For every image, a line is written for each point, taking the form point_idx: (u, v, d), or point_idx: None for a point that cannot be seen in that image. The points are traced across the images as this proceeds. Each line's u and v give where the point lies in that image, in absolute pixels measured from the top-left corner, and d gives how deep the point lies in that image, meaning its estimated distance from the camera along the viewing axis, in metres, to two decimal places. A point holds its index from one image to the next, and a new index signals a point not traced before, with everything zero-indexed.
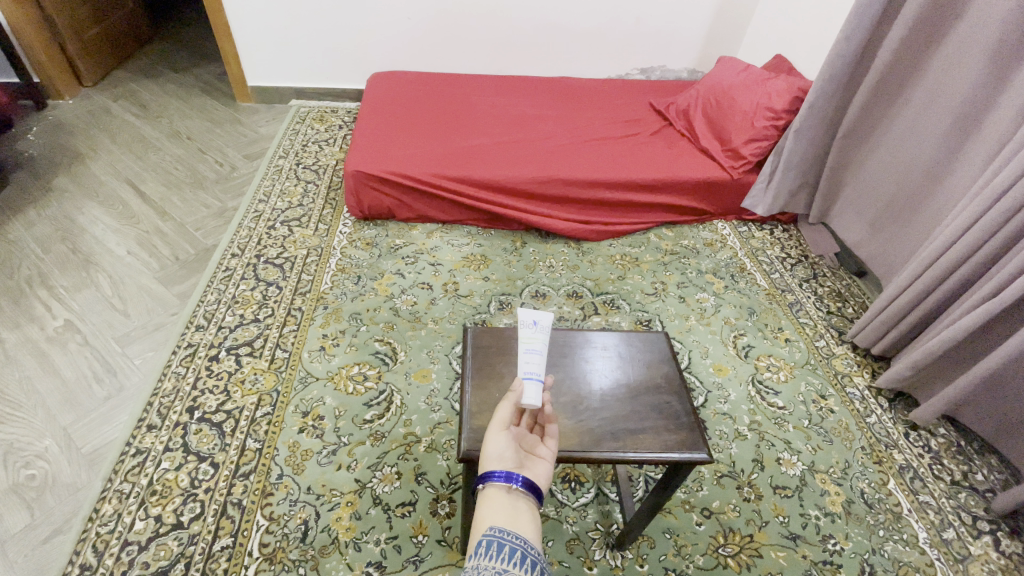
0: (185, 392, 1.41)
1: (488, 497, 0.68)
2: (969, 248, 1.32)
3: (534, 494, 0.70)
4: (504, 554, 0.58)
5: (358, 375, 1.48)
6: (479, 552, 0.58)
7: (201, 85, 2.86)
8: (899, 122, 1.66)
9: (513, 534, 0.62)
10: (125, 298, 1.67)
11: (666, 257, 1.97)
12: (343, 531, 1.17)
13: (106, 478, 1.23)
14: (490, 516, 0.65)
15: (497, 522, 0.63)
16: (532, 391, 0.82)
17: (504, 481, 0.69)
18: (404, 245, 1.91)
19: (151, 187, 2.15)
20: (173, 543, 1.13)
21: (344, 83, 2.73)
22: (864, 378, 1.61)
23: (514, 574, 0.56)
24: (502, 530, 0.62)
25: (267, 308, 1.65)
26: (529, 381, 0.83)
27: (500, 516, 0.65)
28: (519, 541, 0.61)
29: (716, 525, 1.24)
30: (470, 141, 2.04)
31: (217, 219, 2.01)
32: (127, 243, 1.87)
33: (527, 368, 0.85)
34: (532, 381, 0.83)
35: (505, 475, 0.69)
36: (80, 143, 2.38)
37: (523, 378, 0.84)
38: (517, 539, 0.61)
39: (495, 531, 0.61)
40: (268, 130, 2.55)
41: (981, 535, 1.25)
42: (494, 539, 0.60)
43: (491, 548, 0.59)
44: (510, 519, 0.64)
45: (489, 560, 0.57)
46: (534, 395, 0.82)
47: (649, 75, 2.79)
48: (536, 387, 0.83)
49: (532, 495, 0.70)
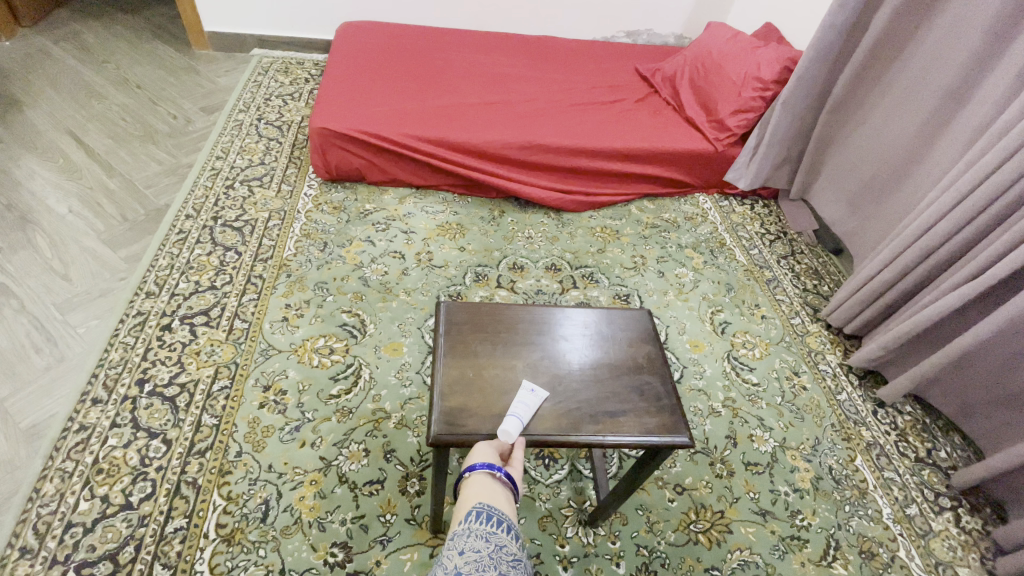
0: (134, 363, 1.31)
1: (473, 481, 0.77)
2: (948, 231, 1.30)
3: (511, 485, 0.80)
4: (491, 520, 0.71)
5: (324, 348, 1.40)
6: (470, 519, 0.70)
7: (153, 29, 2.62)
8: (887, 97, 1.62)
9: (496, 508, 0.74)
10: (67, 261, 1.53)
11: (647, 231, 1.92)
12: (307, 511, 1.12)
13: (47, 456, 1.13)
14: (476, 495, 0.75)
15: (483, 498, 0.74)
16: (509, 427, 0.81)
17: (487, 470, 0.78)
18: (375, 211, 1.81)
19: (95, 140, 1.96)
20: (122, 524, 1.06)
21: (312, 33, 2.53)
22: (836, 356, 1.62)
23: (502, 536, 0.69)
24: (488, 503, 0.74)
25: (225, 275, 1.54)
26: (512, 417, 0.83)
27: (485, 493, 0.75)
28: (502, 513, 0.73)
29: (689, 501, 1.24)
30: (447, 100, 1.92)
31: (169, 176, 1.85)
32: (69, 200, 1.71)
33: (511, 407, 0.85)
34: (513, 418, 0.82)
35: (487, 465, 0.78)
36: (14, 87, 2.16)
37: (508, 414, 0.83)
38: (500, 512, 0.73)
39: (484, 503, 0.73)
40: (227, 81, 2.35)
41: (943, 511, 1.28)
42: (483, 510, 0.72)
43: (480, 515, 0.71)
44: (492, 496, 0.75)
45: (478, 524, 0.70)
46: (511, 431, 0.81)
47: (635, 39, 2.67)
48: (516, 423, 0.82)
49: (511, 484, 0.80)
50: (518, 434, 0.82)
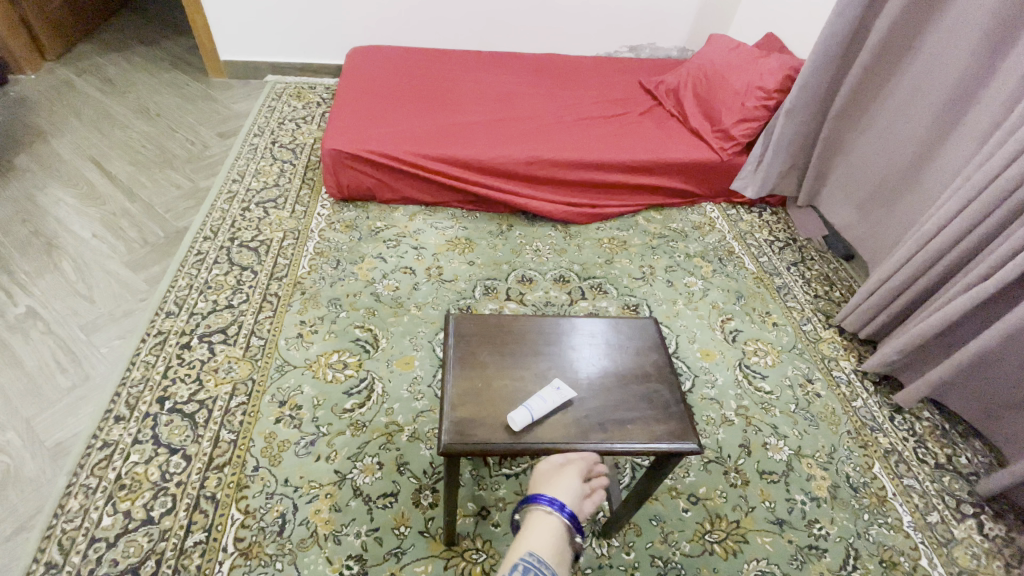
0: (155, 381, 1.35)
1: (533, 515, 0.81)
2: (960, 232, 1.30)
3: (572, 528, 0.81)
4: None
5: (338, 363, 1.43)
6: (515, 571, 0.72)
7: (172, 59, 2.73)
8: (890, 104, 1.63)
9: (546, 564, 0.74)
10: (91, 284, 1.59)
11: (654, 241, 1.93)
12: (322, 524, 1.14)
13: (71, 473, 1.17)
14: (533, 538, 0.78)
15: (536, 546, 0.77)
16: (517, 415, 0.85)
17: (549, 507, 0.81)
18: (385, 228, 1.85)
19: (118, 167, 2.04)
20: (144, 539, 1.09)
21: (323, 58, 2.61)
22: (850, 362, 1.60)
23: None
24: (538, 556, 0.75)
25: (242, 293, 1.58)
26: (524, 407, 0.86)
27: (540, 537, 0.78)
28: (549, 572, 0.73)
29: (703, 512, 1.23)
30: (455, 119, 1.97)
31: (188, 200, 1.92)
32: (92, 225, 1.78)
33: (531, 399, 0.88)
34: (525, 409, 0.86)
35: (550, 502, 0.81)
36: (42, 119, 2.25)
37: (524, 403, 0.87)
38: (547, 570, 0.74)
39: (534, 556, 0.75)
40: (242, 106, 2.44)
41: (965, 519, 1.26)
42: (529, 565, 0.73)
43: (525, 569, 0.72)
44: (547, 544, 0.77)
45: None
46: (518, 420, 0.85)
47: (638, 54, 2.72)
48: (525, 415, 0.85)
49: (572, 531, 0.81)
50: (523, 426, 0.85)
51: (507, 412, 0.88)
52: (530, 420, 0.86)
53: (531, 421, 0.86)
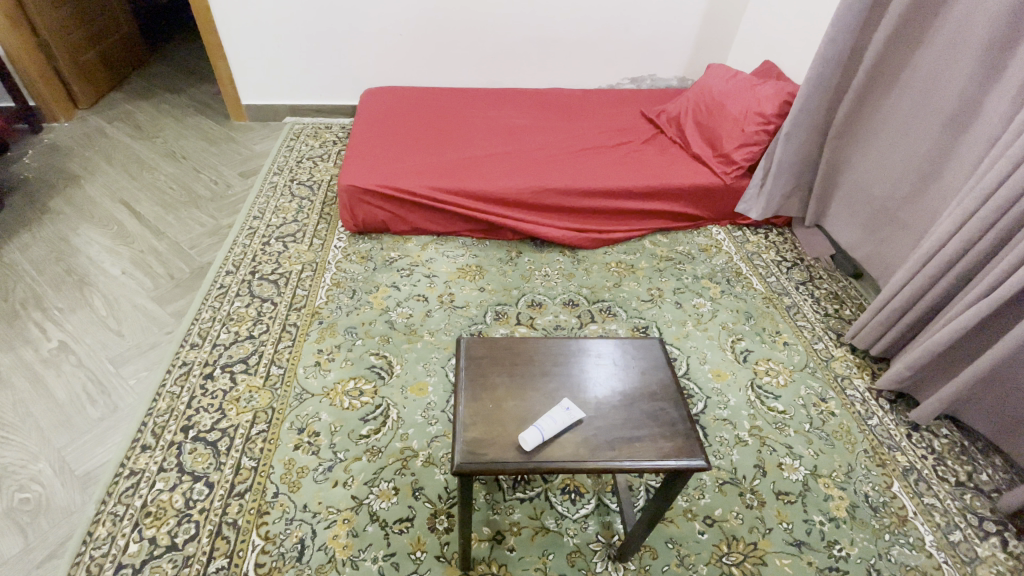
0: (180, 411, 1.40)
1: None
2: (966, 244, 1.32)
3: None
4: None
5: (354, 390, 1.47)
6: None
7: (197, 105, 2.89)
8: (889, 124, 1.67)
9: None
10: (120, 318, 1.67)
11: (662, 264, 1.97)
12: (340, 549, 1.15)
13: (99, 501, 1.21)
14: None
15: None
16: (528, 435, 0.88)
17: None
18: (399, 258, 1.91)
19: (145, 207, 2.15)
20: (168, 565, 1.12)
21: (338, 100, 2.75)
22: (863, 380, 1.60)
23: None
24: None
25: (262, 324, 1.64)
26: (535, 427, 0.89)
27: None
28: None
29: (719, 533, 1.22)
30: (464, 153, 2.05)
31: (212, 237, 2.01)
32: (122, 263, 1.87)
33: (542, 418, 0.90)
34: (536, 429, 0.88)
35: None
36: (76, 165, 2.39)
37: (534, 423, 0.90)
38: None
39: None
40: (263, 147, 2.56)
41: (988, 537, 1.23)
42: None
43: None
44: None
45: None
46: (529, 440, 0.87)
47: (639, 84, 2.81)
48: (536, 435, 0.88)
49: None
50: (534, 446, 0.88)
51: (518, 432, 0.90)
52: (541, 440, 0.89)
53: (542, 441, 0.89)
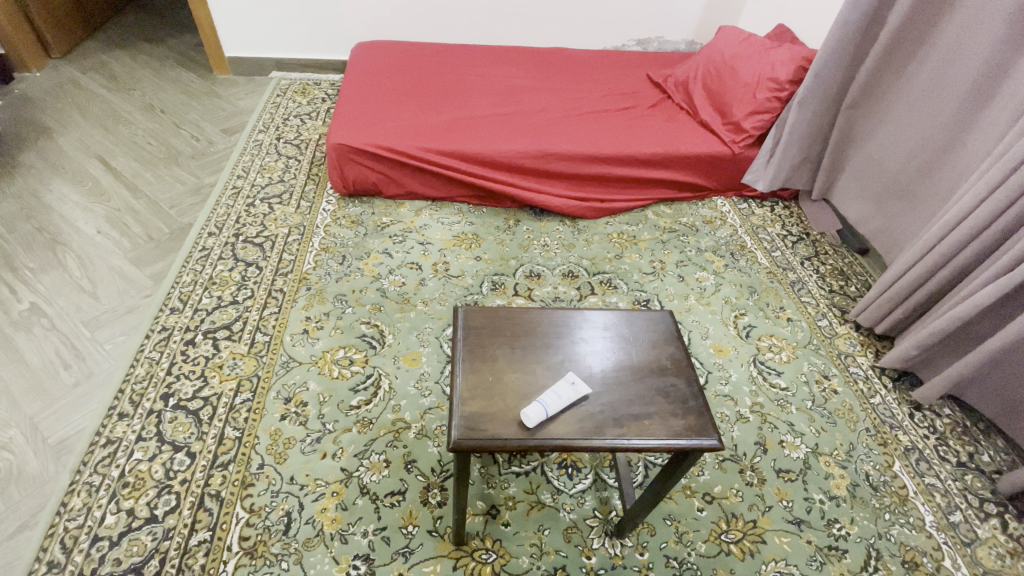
0: (159, 378, 1.33)
1: None
2: (982, 223, 1.26)
3: None
4: None
5: (344, 359, 1.41)
6: None
7: (177, 57, 2.72)
8: (908, 94, 1.59)
9: None
10: (95, 280, 1.58)
11: (665, 235, 1.90)
12: (329, 523, 1.11)
13: (74, 470, 1.15)
14: None
15: None
16: (532, 412, 0.82)
17: None
18: (391, 223, 1.83)
19: (122, 163, 2.03)
20: (147, 538, 1.07)
21: (328, 54, 2.60)
22: (867, 358, 1.56)
23: None
24: None
25: (247, 289, 1.56)
26: (539, 403, 0.83)
27: None
28: None
29: (719, 511, 1.20)
30: (460, 113, 1.94)
31: (193, 196, 1.90)
32: (97, 222, 1.77)
33: (546, 393, 0.85)
34: (540, 404, 0.83)
35: None
36: (47, 116, 2.25)
37: (538, 397, 0.84)
38: None
39: None
40: (247, 103, 2.42)
41: (989, 518, 1.22)
42: None
43: None
44: None
45: None
46: (533, 416, 0.82)
47: (646, 47, 2.68)
48: (539, 411, 0.82)
49: None
50: (537, 422, 0.83)
51: (519, 405, 0.85)
52: (547, 416, 0.84)
53: (546, 417, 0.84)
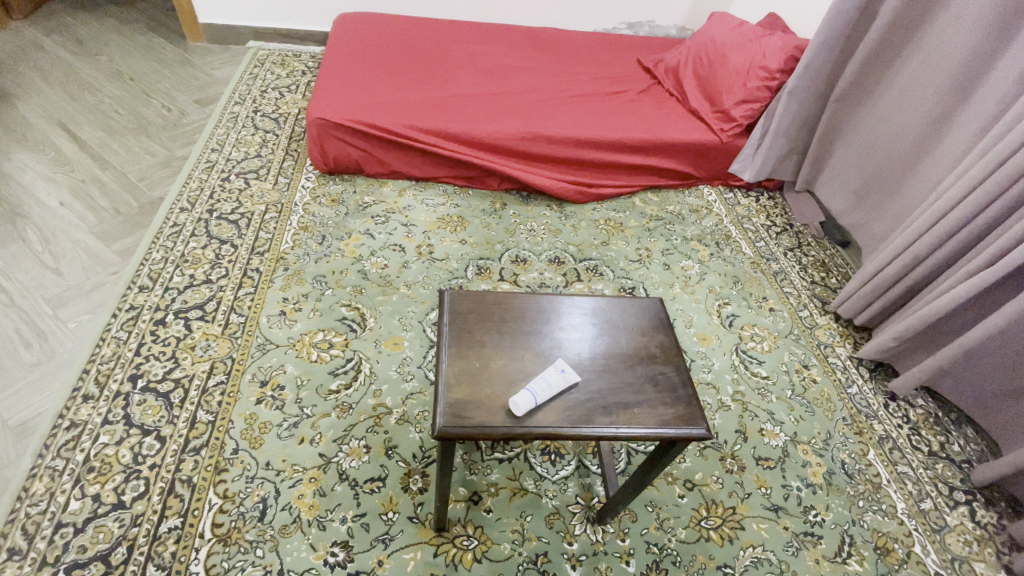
0: (127, 358, 1.27)
1: None
2: (963, 219, 1.26)
3: None
4: None
5: (323, 342, 1.36)
6: None
7: (147, 22, 2.57)
8: (893, 89, 1.59)
9: None
10: (57, 255, 1.49)
11: (651, 223, 1.89)
12: (307, 509, 1.09)
13: (35, 454, 1.09)
14: None
15: None
16: (521, 400, 0.80)
17: None
18: (373, 203, 1.77)
19: (87, 132, 1.92)
20: (114, 524, 1.02)
21: (309, 24, 2.49)
22: (845, 349, 1.58)
23: None
24: None
25: (221, 268, 1.50)
26: (527, 391, 0.81)
27: None
28: None
29: (699, 497, 1.21)
30: (447, 91, 1.89)
31: (163, 169, 1.81)
32: (59, 193, 1.67)
33: (535, 381, 0.83)
34: (529, 392, 0.81)
35: None
36: (5, 80, 2.11)
37: (526, 385, 0.82)
38: None
39: None
40: (223, 73, 2.31)
41: (957, 506, 1.26)
42: None
43: None
44: None
45: None
46: (521, 405, 0.80)
47: (637, 31, 2.64)
48: (528, 400, 0.80)
49: None
50: (526, 409, 0.81)
51: (506, 391, 0.83)
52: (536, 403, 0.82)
53: (534, 406, 0.82)
